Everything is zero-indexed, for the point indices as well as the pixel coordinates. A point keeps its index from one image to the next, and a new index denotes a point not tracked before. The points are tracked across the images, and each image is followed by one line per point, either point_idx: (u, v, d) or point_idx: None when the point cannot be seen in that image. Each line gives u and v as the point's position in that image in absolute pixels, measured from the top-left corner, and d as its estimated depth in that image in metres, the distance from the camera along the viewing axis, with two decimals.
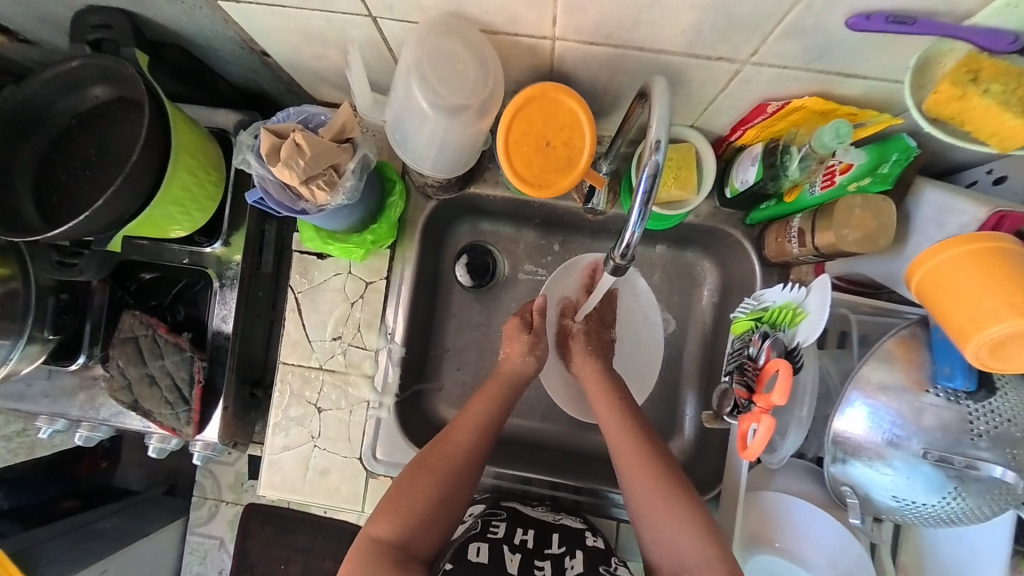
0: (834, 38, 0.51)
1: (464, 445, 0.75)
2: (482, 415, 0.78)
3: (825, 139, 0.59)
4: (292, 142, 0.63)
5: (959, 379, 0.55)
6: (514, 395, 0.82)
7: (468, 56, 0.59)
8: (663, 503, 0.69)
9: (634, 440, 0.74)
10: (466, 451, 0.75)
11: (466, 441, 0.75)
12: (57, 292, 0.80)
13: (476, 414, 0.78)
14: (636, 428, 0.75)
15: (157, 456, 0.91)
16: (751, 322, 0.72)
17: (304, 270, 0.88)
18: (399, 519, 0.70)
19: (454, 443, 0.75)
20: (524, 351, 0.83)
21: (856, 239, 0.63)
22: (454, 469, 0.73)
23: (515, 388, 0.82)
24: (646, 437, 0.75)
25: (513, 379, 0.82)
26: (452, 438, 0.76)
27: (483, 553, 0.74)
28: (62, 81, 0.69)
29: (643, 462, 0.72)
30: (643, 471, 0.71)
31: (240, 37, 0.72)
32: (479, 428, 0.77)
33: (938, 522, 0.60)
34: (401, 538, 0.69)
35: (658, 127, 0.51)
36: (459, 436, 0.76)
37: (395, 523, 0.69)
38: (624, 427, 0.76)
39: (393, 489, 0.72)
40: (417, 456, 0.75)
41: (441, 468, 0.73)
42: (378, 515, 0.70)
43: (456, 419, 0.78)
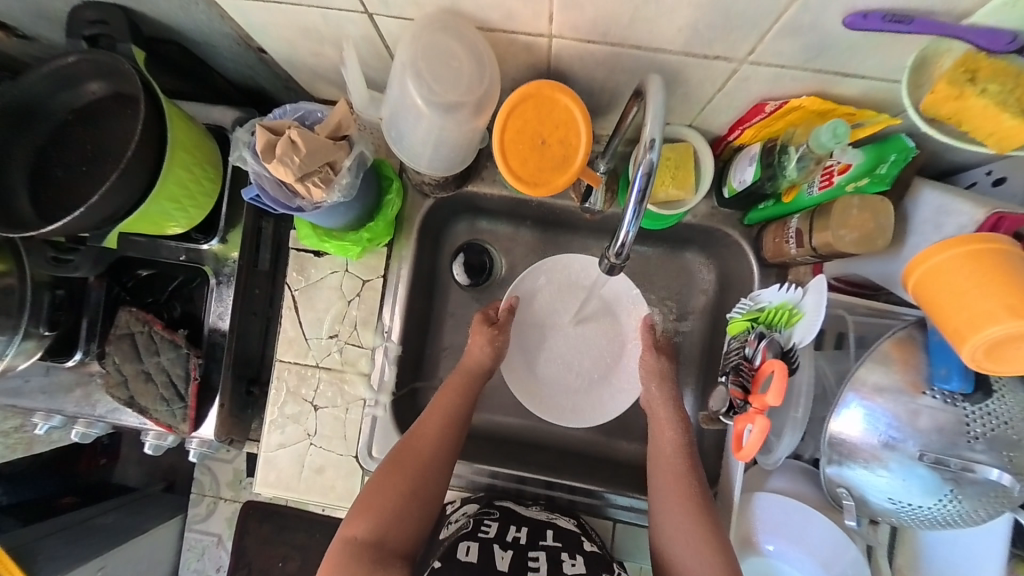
0: (831, 36, 0.51)
1: (434, 436, 0.76)
2: (448, 406, 0.79)
3: (823, 139, 0.59)
4: (288, 139, 0.63)
5: (955, 381, 0.55)
6: (479, 385, 0.83)
7: (463, 53, 0.58)
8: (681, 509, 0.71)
9: (681, 460, 0.75)
10: (436, 443, 0.76)
11: (435, 433, 0.76)
12: (53, 288, 0.80)
13: (443, 406, 0.79)
14: (687, 450, 0.76)
15: (153, 453, 0.91)
16: (746, 323, 0.72)
17: (301, 268, 0.88)
18: (374, 516, 0.70)
19: (424, 436, 0.76)
20: (486, 342, 0.83)
21: (853, 240, 0.63)
22: (426, 462, 0.74)
23: (478, 379, 0.83)
24: (692, 459, 0.75)
25: (476, 370, 0.83)
26: (421, 432, 0.76)
27: (473, 551, 0.73)
28: (58, 77, 0.69)
29: (683, 482, 0.73)
30: (678, 492, 0.72)
31: (237, 33, 0.72)
32: (447, 420, 0.78)
33: (934, 525, 0.60)
34: (377, 534, 0.69)
35: (653, 126, 0.51)
36: (427, 429, 0.76)
37: (370, 520, 0.70)
38: (674, 445, 0.76)
39: (367, 487, 0.73)
40: (389, 454, 0.76)
41: (411, 462, 0.74)
42: (354, 514, 0.71)
43: (423, 413, 0.79)
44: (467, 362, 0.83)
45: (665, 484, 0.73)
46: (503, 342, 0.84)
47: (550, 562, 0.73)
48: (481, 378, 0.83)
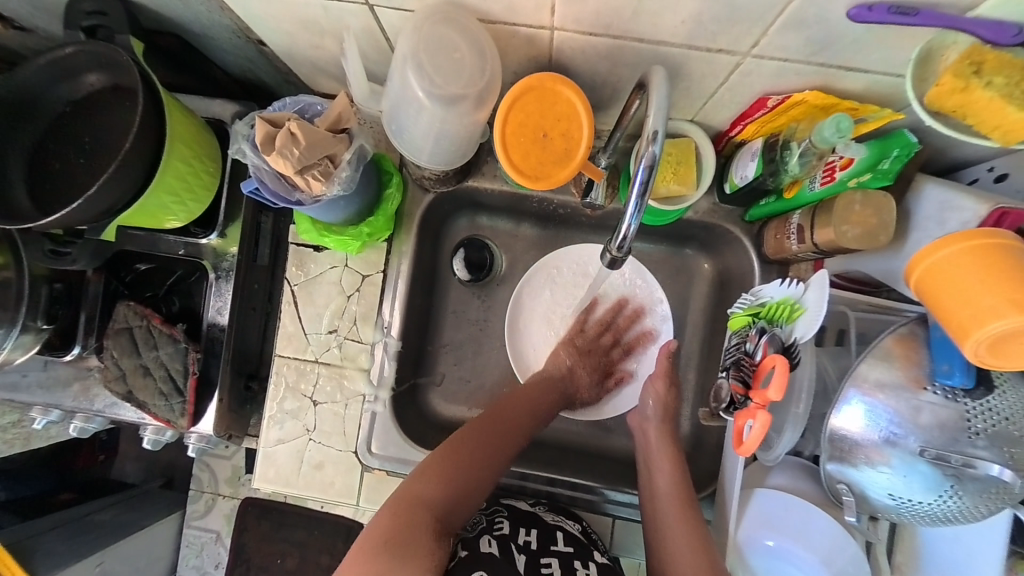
0: (836, 29, 0.51)
1: (514, 423, 0.79)
2: (531, 402, 0.82)
3: (826, 134, 0.58)
4: (287, 130, 0.62)
5: (958, 377, 0.55)
6: (562, 393, 0.86)
7: (465, 45, 0.58)
8: (676, 507, 0.72)
9: (684, 511, 0.72)
10: (512, 430, 0.78)
11: (516, 420, 0.79)
12: (51, 281, 0.80)
13: (530, 397, 0.82)
14: (688, 501, 0.73)
15: (151, 448, 0.91)
16: (748, 317, 0.71)
17: (300, 263, 0.87)
18: (443, 483, 0.70)
19: (505, 419, 0.79)
20: (569, 356, 0.88)
21: (856, 236, 0.63)
22: (500, 444, 0.76)
23: (563, 395, 0.86)
24: (694, 510, 0.73)
25: (563, 384, 0.86)
26: (503, 417, 0.79)
27: (494, 545, 0.74)
28: (56, 68, 0.68)
29: (689, 535, 0.70)
30: (678, 513, 0.72)
31: (236, 25, 0.71)
32: (527, 414, 0.81)
33: (934, 521, 0.60)
34: (442, 503, 0.69)
35: (656, 118, 0.51)
36: (511, 416, 0.79)
37: (437, 485, 0.70)
38: (673, 493, 0.74)
39: (441, 453, 0.73)
40: (466, 426, 0.77)
41: (490, 440, 0.76)
42: (425, 476, 0.70)
43: (507, 399, 0.81)
44: (558, 374, 0.87)
45: (671, 536, 0.70)
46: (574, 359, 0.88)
47: (563, 568, 0.74)
48: (565, 392, 0.87)
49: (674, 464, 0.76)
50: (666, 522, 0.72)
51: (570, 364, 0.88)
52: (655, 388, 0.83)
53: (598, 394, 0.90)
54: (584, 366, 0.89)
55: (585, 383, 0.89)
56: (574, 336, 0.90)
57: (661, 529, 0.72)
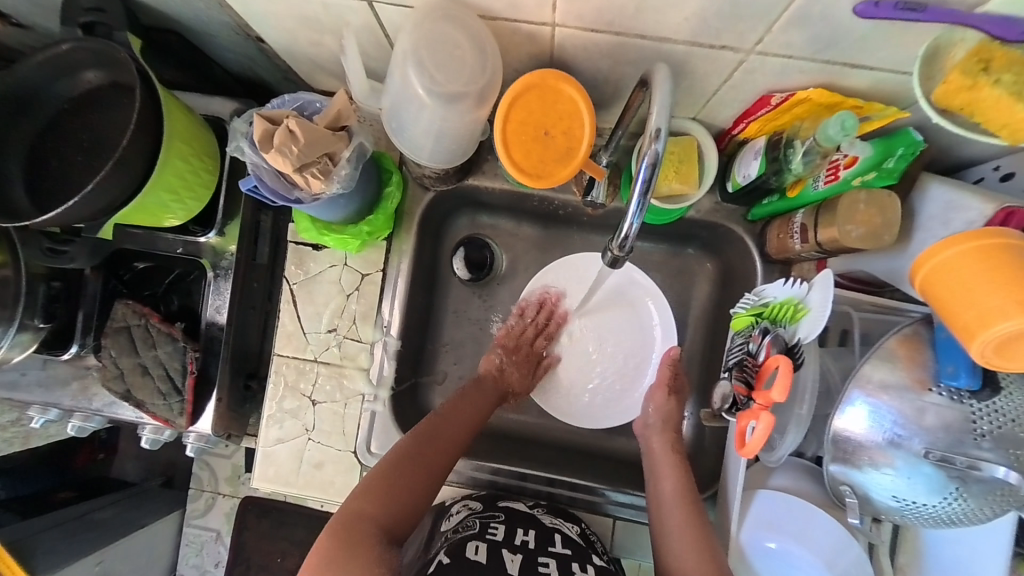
0: (842, 26, 0.50)
1: (451, 434, 0.77)
2: (464, 405, 0.81)
3: (831, 131, 0.58)
4: (286, 128, 0.62)
5: (963, 378, 0.54)
6: (493, 398, 0.85)
7: (466, 42, 0.58)
8: (681, 510, 0.72)
9: (688, 515, 0.71)
10: (450, 441, 0.77)
11: (452, 431, 0.78)
12: (49, 280, 0.79)
13: (465, 405, 0.81)
14: (693, 503, 0.73)
15: (150, 447, 0.91)
16: (751, 317, 0.70)
17: (299, 262, 0.87)
18: (384, 499, 0.70)
19: (442, 432, 0.77)
20: (500, 360, 0.87)
21: (860, 235, 0.62)
22: (439, 457, 0.75)
23: (494, 396, 0.85)
24: (699, 512, 0.72)
25: (493, 385, 0.86)
26: (436, 424, 0.77)
27: (481, 552, 0.72)
28: (54, 65, 0.68)
29: (693, 535, 0.69)
30: (682, 517, 0.71)
31: (235, 22, 0.70)
32: (462, 416, 0.80)
33: (938, 523, 0.59)
34: (384, 518, 0.69)
35: (660, 116, 0.50)
36: (446, 428, 0.78)
37: (378, 501, 0.69)
38: (678, 497, 0.74)
39: (378, 469, 0.72)
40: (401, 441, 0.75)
41: (427, 454, 0.74)
42: (363, 495, 0.70)
43: (440, 407, 0.80)
44: (487, 376, 0.86)
45: (677, 538, 0.70)
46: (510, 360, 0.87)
47: (560, 568, 0.72)
48: (497, 393, 0.86)
49: (679, 468, 0.77)
50: (670, 527, 0.71)
51: (502, 364, 0.87)
52: (655, 398, 0.84)
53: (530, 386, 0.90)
54: (514, 363, 0.87)
55: (517, 380, 0.88)
56: (508, 337, 0.88)
57: (665, 533, 0.71)
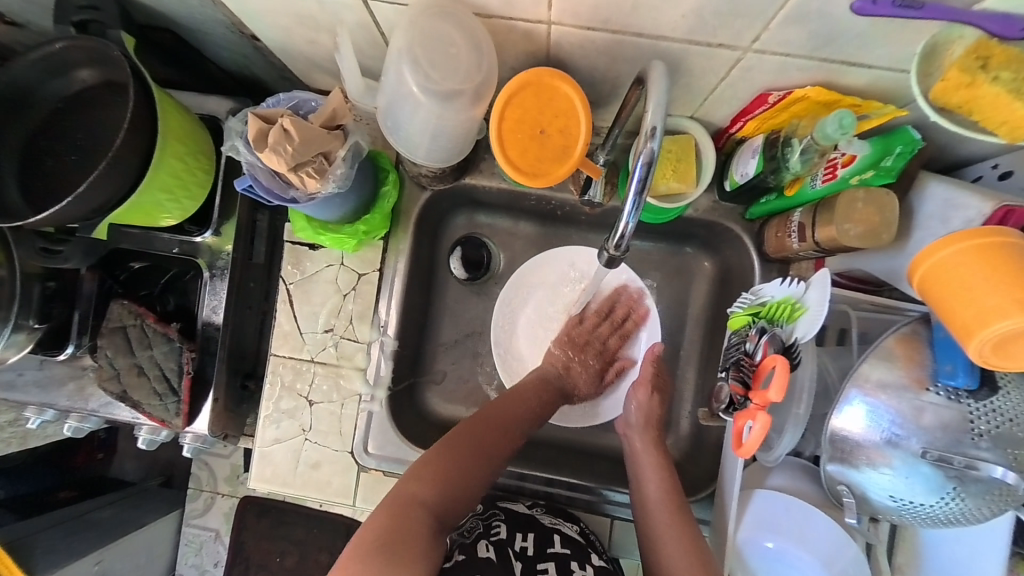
0: (840, 23, 0.50)
1: (508, 424, 0.78)
2: (527, 401, 0.82)
3: (828, 130, 0.57)
4: (280, 127, 0.61)
5: (961, 377, 0.54)
6: (556, 394, 0.85)
7: (462, 40, 0.57)
8: (669, 515, 0.72)
9: (673, 517, 0.72)
10: (508, 432, 0.78)
11: (510, 422, 0.78)
12: (44, 280, 0.78)
13: (525, 399, 0.82)
14: (678, 507, 0.73)
15: (146, 447, 0.91)
16: (748, 316, 0.70)
17: (296, 261, 0.87)
18: (438, 483, 0.70)
19: (499, 422, 0.78)
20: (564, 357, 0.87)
21: (859, 234, 0.62)
22: (495, 446, 0.76)
23: (559, 394, 0.86)
24: (686, 514, 0.73)
25: (558, 383, 0.86)
26: (497, 417, 0.78)
27: (491, 549, 0.75)
28: (48, 63, 0.67)
29: (679, 538, 0.70)
30: (671, 521, 0.71)
31: (230, 20, 0.70)
32: (524, 413, 0.80)
33: (936, 523, 0.59)
34: (438, 503, 0.69)
35: (654, 114, 0.50)
36: (505, 419, 0.78)
37: (431, 485, 0.69)
38: (664, 500, 0.73)
39: (437, 452, 0.72)
40: (460, 426, 0.76)
41: (483, 442, 0.75)
42: (420, 477, 0.70)
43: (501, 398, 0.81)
44: (553, 372, 0.86)
45: (665, 541, 0.71)
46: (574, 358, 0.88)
47: (558, 572, 0.74)
48: (562, 391, 0.86)
49: (662, 469, 0.76)
50: (657, 529, 0.72)
51: (568, 361, 0.87)
52: (637, 396, 0.83)
53: (597, 391, 0.90)
54: (585, 362, 0.88)
55: (583, 381, 0.88)
56: (574, 328, 0.89)
57: (653, 535, 0.72)
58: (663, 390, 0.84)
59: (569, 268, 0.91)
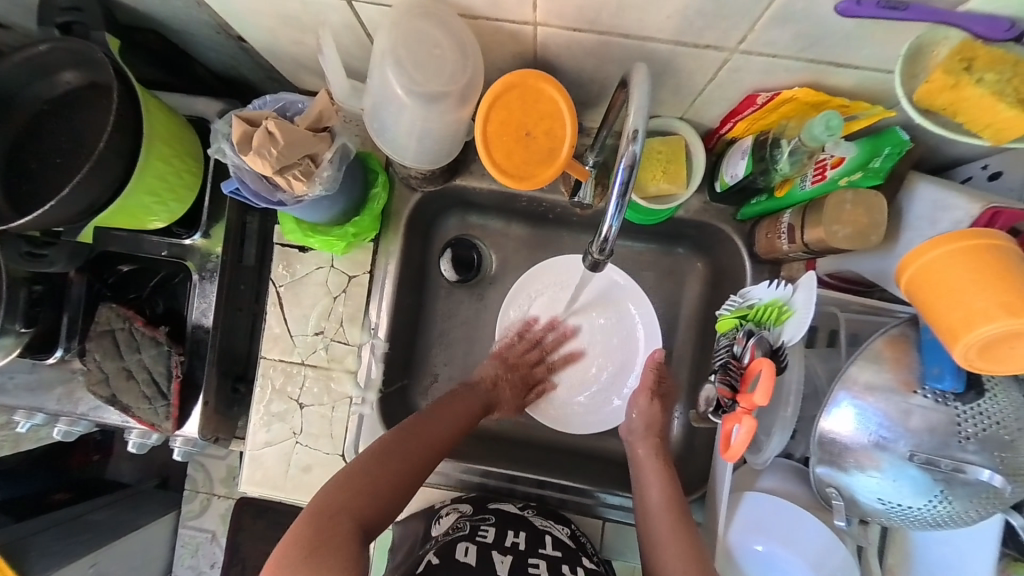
0: (825, 24, 0.49)
1: (440, 434, 0.76)
2: (458, 409, 0.81)
3: (816, 131, 0.57)
4: (265, 129, 0.61)
5: (948, 380, 0.54)
6: (484, 403, 0.85)
7: (446, 41, 0.57)
8: (668, 522, 0.71)
9: (673, 525, 0.70)
10: (439, 442, 0.76)
11: (439, 432, 0.77)
12: (31, 283, 0.76)
13: (457, 409, 0.80)
14: (679, 514, 0.72)
15: (137, 451, 0.90)
16: (736, 319, 0.69)
17: (286, 264, 0.86)
18: (365, 493, 0.68)
19: (429, 432, 0.76)
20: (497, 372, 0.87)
21: (847, 235, 0.62)
22: (426, 457, 0.74)
23: (486, 406, 0.85)
24: (687, 522, 0.71)
25: (485, 397, 0.85)
26: (427, 424, 0.76)
27: (472, 553, 0.72)
28: (31, 65, 0.67)
29: (680, 546, 0.69)
30: (670, 528, 0.70)
31: (215, 21, 0.69)
32: (453, 422, 0.79)
33: (924, 525, 0.59)
34: (362, 512, 0.66)
35: (637, 117, 0.49)
36: (436, 430, 0.76)
37: (359, 496, 0.67)
38: (664, 506, 0.73)
39: (363, 461, 0.70)
40: (388, 434, 0.74)
41: (414, 453, 0.73)
42: (343, 485, 0.67)
43: (431, 407, 0.79)
44: (483, 385, 0.86)
45: (664, 550, 0.69)
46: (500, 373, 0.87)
47: (550, 570, 0.72)
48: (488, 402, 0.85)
49: (665, 475, 0.76)
50: (659, 538, 0.70)
51: (497, 376, 0.87)
52: (638, 402, 0.83)
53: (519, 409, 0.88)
54: (512, 378, 0.88)
55: (508, 396, 0.87)
56: (506, 351, 0.89)
57: (654, 544, 0.70)
58: (665, 396, 0.84)
59: (565, 273, 0.90)
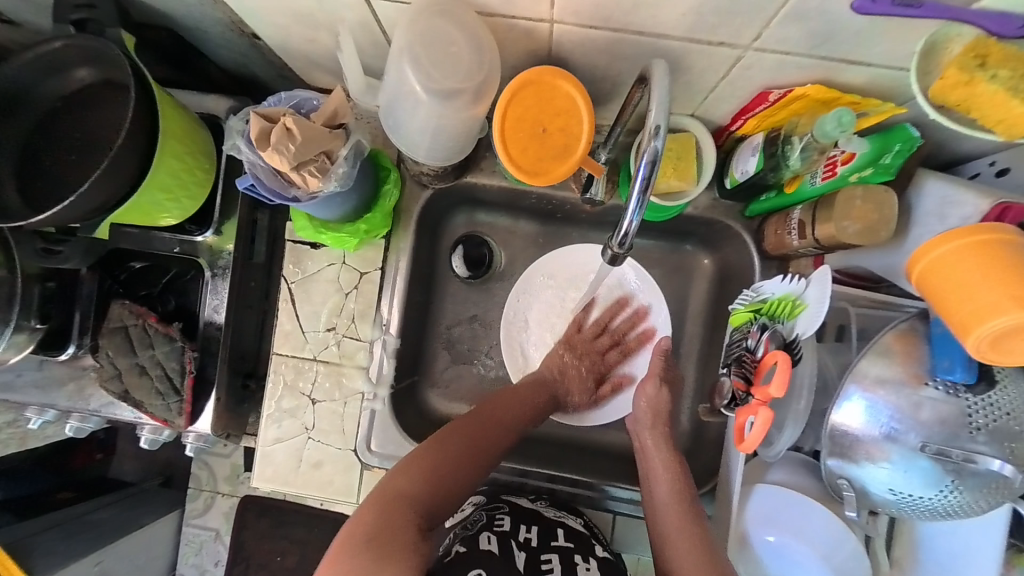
0: (839, 22, 0.50)
1: (501, 430, 0.78)
2: (522, 407, 0.82)
3: (827, 128, 0.58)
4: (282, 126, 0.61)
5: (958, 373, 0.54)
6: (552, 396, 0.86)
7: (462, 39, 0.57)
8: (676, 519, 0.71)
9: (683, 521, 0.71)
10: (499, 434, 0.78)
11: (499, 427, 0.78)
12: (43, 280, 0.77)
13: (520, 402, 0.82)
14: (688, 510, 0.72)
15: (149, 447, 0.90)
16: (749, 313, 0.70)
17: (297, 260, 0.87)
18: (427, 479, 0.69)
19: (491, 427, 0.77)
20: (569, 364, 0.88)
21: (856, 231, 0.63)
22: (485, 447, 0.76)
23: (553, 399, 0.86)
24: (696, 518, 0.71)
25: (552, 387, 0.86)
26: (488, 419, 0.78)
27: (493, 542, 0.74)
28: (45, 62, 0.67)
29: (690, 541, 0.69)
30: (678, 525, 0.71)
31: (229, 18, 0.70)
32: (516, 419, 0.80)
33: (934, 516, 0.60)
34: (425, 501, 0.68)
35: (657, 113, 0.50)
36: (496, 422, 0.78)
37: (420, 481, 0.69)
38: (673, 503, 0.73)
39: (426, 450, 0.72)
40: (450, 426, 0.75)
41: (473, 442, 0.75)
42: (407, 472, 0.69)
43: (492, 402, 0.80)
44: (551, 377, 0.87)
45: (672, 546, 0.69)
46: (571, 368, 0.88)
47: (563, 563, 0.73)
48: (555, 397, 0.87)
49: (673, 468, 0.76)
50: (672, 536, 0.70)
51: (565, 366, 0.88)
52: (645, 390, 0.82)
53: (591, 403, 0.90)
54: (583, 369, 0.89)
55: (578, 388, 0.89)
56: (573, 337, 0.90)
57: (667, 543, 0.70)
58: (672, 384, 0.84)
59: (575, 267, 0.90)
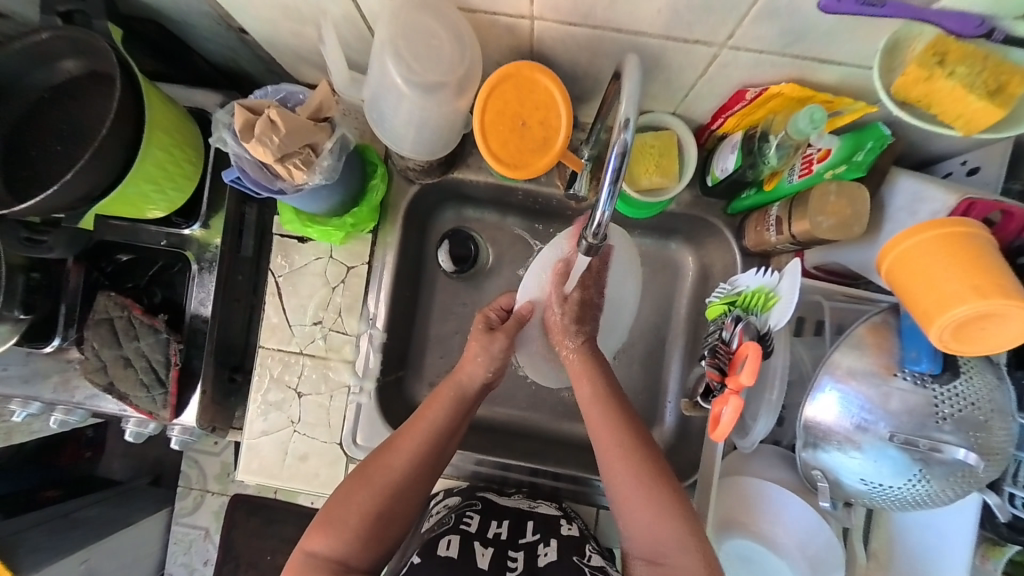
0: (807, 21, 0.51)
1: (409, 458, 0.69)
2: (429, 427, 0.70)
3: (801, 125, 0.60)
4: (266, 118, 0.62)
5: (925, 363, 0.56)
6: (461, 401, 0.73)
7: (443, 32, 0.59)
8: (601, 415, 0.70)
9: (611, 414, 0.69)
10: (411, 467, 0.69)
11: (403, 458, 0.69)
12: (28, 270, 0.76)
13: (424, 430, 0.70)
14: (619, 406, 0.70)
15: (133, 441, 0.90)
16: (724, 306, 0.71)
17: (284, 254, 0.87)
18: (332, 535, 0.65)
19: (393, 461, 0.69)
20: (485, 358, 0.74)
21: (830, 226, 0.64)
22: (398, 483, 0.68)
23: (467, 400, 0.74)
24: (624, 412, 0.70)
25: (455, 383, 0.74)
26: (391, 451, 0.69)
27: (453, 547, 0.71)
28: (33, 54, 0.68)
29: (623, 439, 0.68)
30: (608, 427, 0.69)
31: (217, 13, 0.71)
32: (424, 445, 0.70)
33: (904, 505, 0.61)
34: (339, 552, 0.64)
35: (627, 106, 0.51)
36: (398, 459, 0.69)
37: (330, 536, 0.64)
38: (596, 400, 0.71)
39: (333, 499, 0.67)
40: (356, 469, 0.69)
41: (378, 485, 0.67)
42: (314, 527, 0.66)
43: (399, 431, 0.71)
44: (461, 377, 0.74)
45: (606, 448, 0.68)
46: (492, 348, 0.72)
47: (527, 560, 0.71)
48: (468, 395, 0.74)
49: (609, 412, 0.69)
50: (628, 497, 0.65)
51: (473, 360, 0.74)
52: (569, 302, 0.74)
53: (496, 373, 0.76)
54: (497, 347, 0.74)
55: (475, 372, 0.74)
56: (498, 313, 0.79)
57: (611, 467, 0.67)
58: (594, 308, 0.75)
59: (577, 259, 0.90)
